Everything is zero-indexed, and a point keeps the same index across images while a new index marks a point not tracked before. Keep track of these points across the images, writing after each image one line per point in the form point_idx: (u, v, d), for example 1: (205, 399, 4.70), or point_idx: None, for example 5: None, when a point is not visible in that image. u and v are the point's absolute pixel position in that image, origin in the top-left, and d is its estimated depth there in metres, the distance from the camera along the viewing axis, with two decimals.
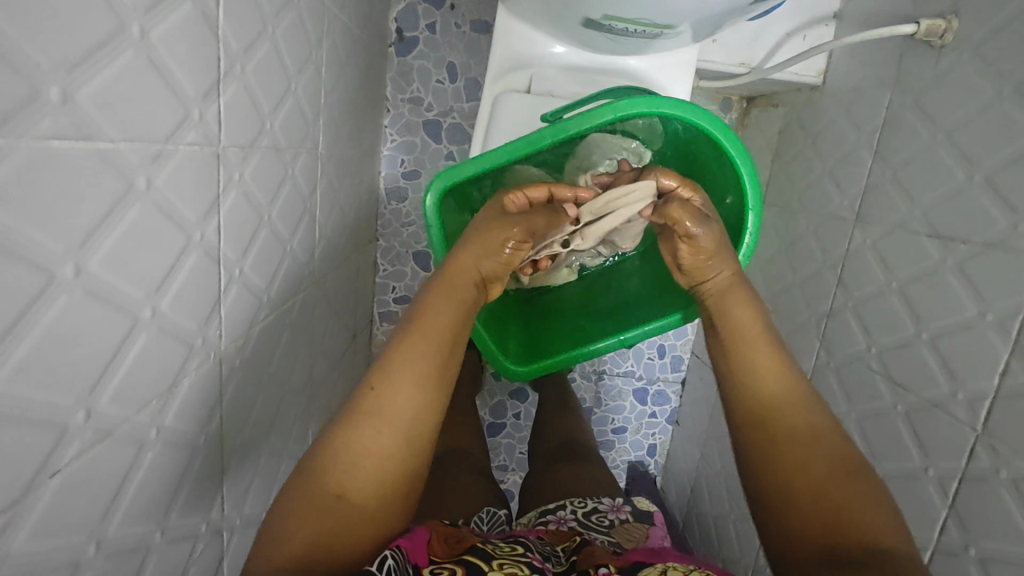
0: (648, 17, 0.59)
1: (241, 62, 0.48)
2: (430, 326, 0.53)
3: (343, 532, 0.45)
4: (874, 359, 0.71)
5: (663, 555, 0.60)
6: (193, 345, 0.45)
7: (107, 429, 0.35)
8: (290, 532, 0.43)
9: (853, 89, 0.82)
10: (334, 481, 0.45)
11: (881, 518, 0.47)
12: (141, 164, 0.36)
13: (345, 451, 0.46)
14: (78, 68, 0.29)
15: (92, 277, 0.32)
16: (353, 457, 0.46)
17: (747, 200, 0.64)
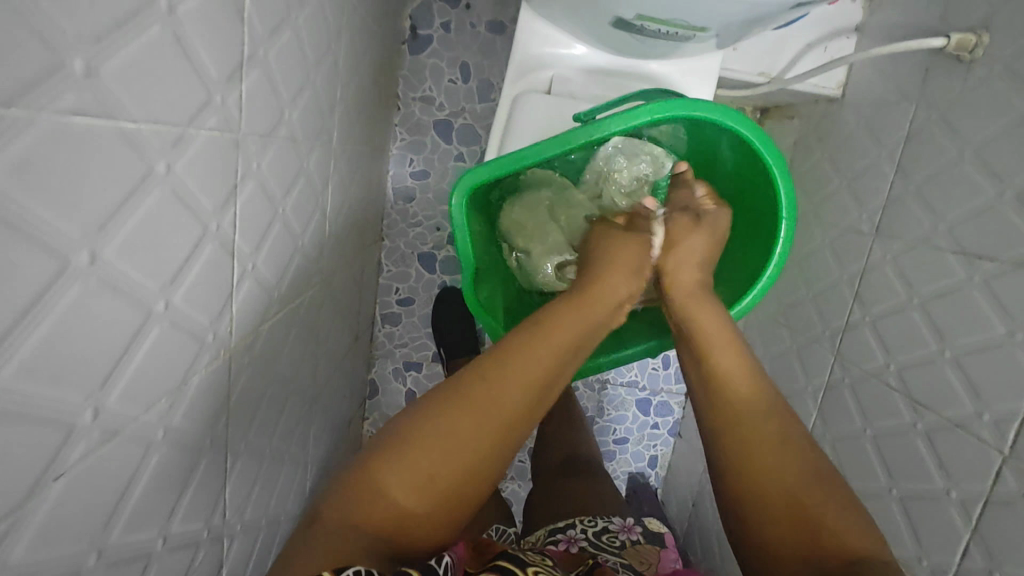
0: (681, 18, 0.57)
1: (264, 48, 0.46)
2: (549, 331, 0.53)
3: (417, 521, 0.45)
4: (893, 376, 0.70)
5: None
6: (204, 341, 0.43)
7: (113, 429, 0.33)
8: (358, 515, 0.44)
9: (874, 102, 0.81)
10: (389, 498, 0.45)
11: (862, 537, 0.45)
12: (161, 148, 0.34)
13: (416, 440, 0.46)
14: (103, 41, 0.27)
15: (106, 265, 0.30)
16: (438, 450, 0.46)
17: (780, 209, 0.62)
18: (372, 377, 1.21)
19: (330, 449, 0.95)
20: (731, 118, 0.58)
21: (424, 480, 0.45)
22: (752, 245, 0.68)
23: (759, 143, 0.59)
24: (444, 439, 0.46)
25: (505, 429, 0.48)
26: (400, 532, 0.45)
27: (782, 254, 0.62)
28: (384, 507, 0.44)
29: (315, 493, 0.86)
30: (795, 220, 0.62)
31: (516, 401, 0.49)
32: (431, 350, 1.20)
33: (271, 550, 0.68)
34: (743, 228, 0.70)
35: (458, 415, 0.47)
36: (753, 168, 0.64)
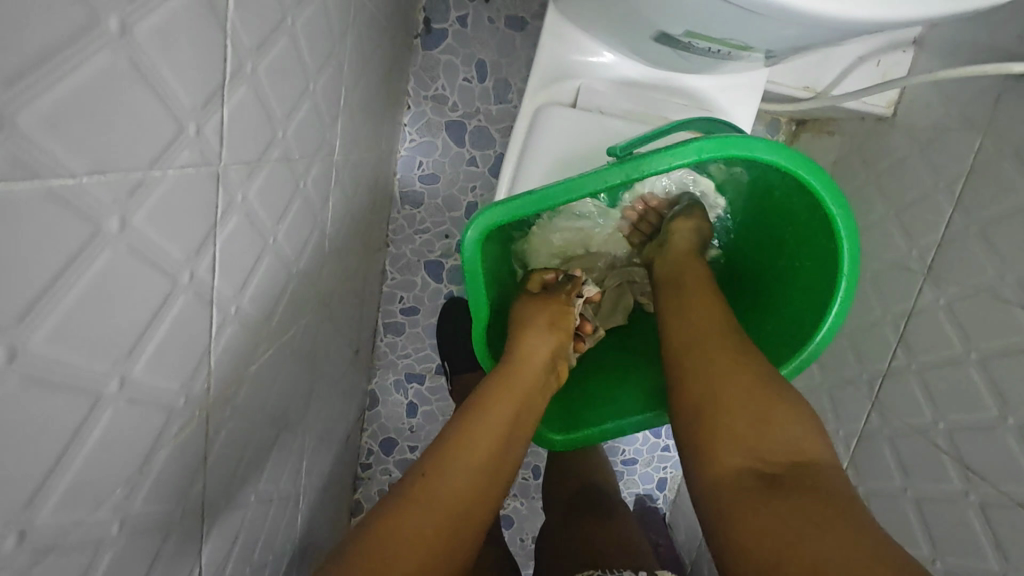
0: (736, 37, 0.50)
1: (253, 62, 0.39)
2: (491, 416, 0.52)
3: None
4: (942, 436, 0.64)
5: None
6: (174, 408, 0.37)
7: (49, 543, 0.27)
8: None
9: (933, 126, 0.74)
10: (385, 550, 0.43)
11: (804, 435, 0.47)
12: (114, 201, 0.27)
13: (406, 521, 0.44)
14: (21, 81, 0.21)
15: (34, 359, 0.24)
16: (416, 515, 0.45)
17: (843, 265, 0.56)
18: (372, 388, 1.15)
19: (325, 470, 0.90)
20: (794, 163, 0.51)
21: (390, 564, 0.42)
22: (807, 296, 0.62)
23: (827, 194, 0.52)
24: (428, 517, 0.45)
25: (460, 515, 0.46)
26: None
27: (841, 316, 0.57)
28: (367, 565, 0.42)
29: (306, 521, 0.81)
30: (857, 279, 0.55)
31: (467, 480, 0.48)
32: (434, 362, 1.15)
33: None
34: (791, 274, 0.64)
35: (434, 492, 0.46)
36: (813, 212, 0.57)
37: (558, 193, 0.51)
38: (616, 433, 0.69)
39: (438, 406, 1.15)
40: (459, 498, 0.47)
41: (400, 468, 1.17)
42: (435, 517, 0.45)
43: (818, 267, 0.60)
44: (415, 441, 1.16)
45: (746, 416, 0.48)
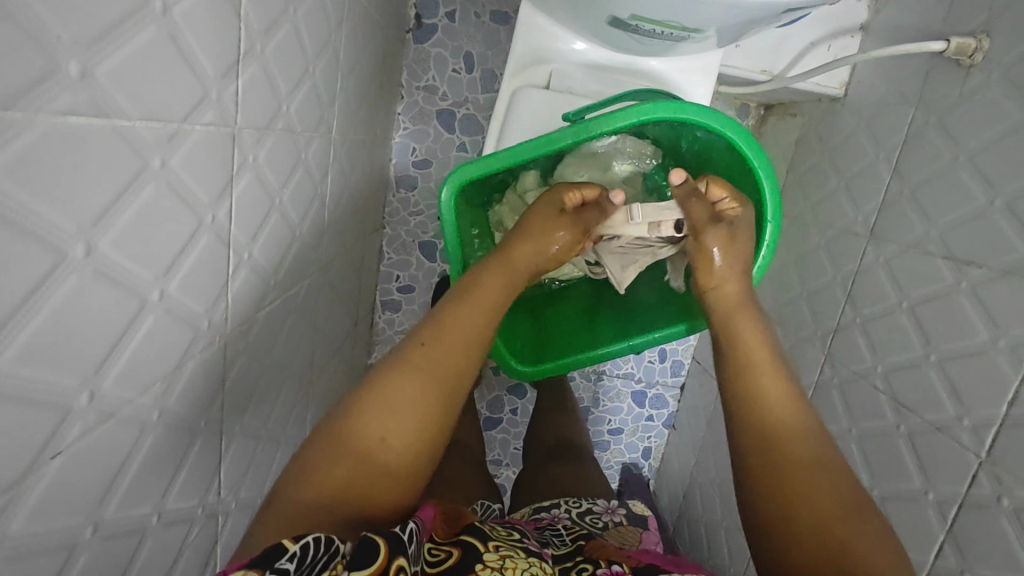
0: (675, 19, 0.58)
1: (261, 43, 0.47)
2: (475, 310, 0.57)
3: (368, 485, 0.46)
4: (880, 378, 0.71)
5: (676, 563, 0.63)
6: (199, 328, 0.44)
7: (110, 410, 0.35)
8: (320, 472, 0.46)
9: (875, 103, 0.81)
10: (361, 447, 0.47)
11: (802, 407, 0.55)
12: (157, 144, 0.35)
13: (376, 404, 0.48)
14: (99, 43, 0.28)
15: (102, 257, 0.32)
16: (389, 414, 0.48)
17: (766, 211, 0.62)
18: (371, 362, 1.23)
19: None
20: (720, 122, 0.59)
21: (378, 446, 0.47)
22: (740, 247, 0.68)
23: (747, 148, 0.60)
24: (413, 393, 0.49)
25: (450, 392, 0.51)
26: (368, 490, 0.46)
27: (765, 258, 0.63)
28: (343, 468, 0.46)
29: None
30: (780, 225, 0.62)
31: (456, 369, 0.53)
32: None
33: None
34: None
35: (427, 369, 0.51)
36: (743, 173, 0.65)
37: (520, 150, 0.59)
38: (577, 367, 0.77)
39: None
40: (448, 377, 0.52)
41: None
42: (427, 392, 0.50)
43: (749, 218, 0.67)
44: None
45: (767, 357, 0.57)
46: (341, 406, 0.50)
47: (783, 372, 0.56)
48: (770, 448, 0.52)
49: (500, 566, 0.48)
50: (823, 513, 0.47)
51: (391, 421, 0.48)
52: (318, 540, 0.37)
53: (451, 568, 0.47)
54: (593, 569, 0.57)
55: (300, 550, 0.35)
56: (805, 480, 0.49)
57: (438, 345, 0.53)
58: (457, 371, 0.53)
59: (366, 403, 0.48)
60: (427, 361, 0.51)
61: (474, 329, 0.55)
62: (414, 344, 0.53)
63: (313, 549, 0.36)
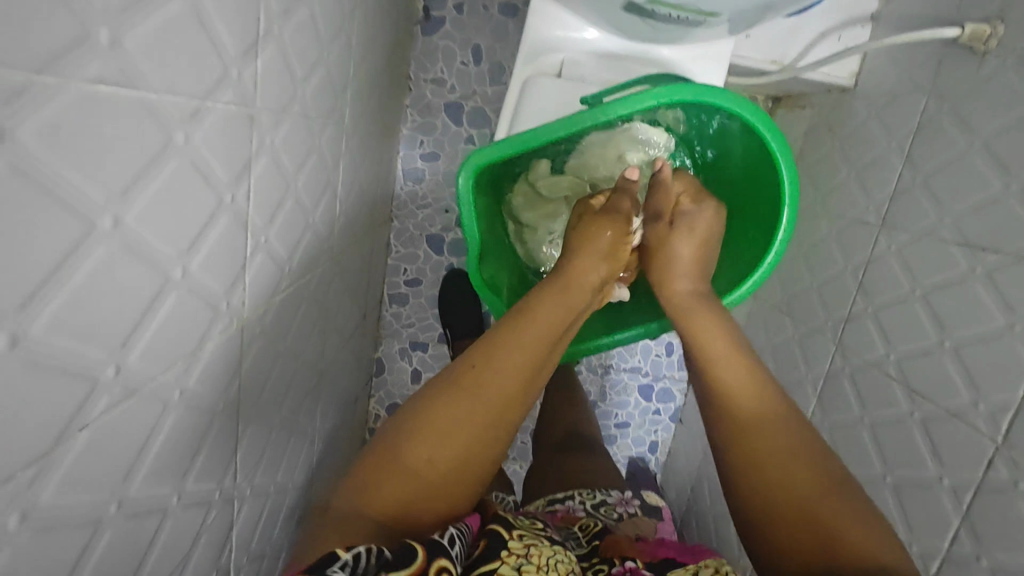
0: (691, 3, 0.58)
1: (279, 25, 0.47)
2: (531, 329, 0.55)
3: (413, 495, 0.47)
4: (893, 366, 0.70)
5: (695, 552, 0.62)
6: (218, 310, 0.44)
7: (134, 386, 0.35)
8: (369, 480, 0.47)
9: (887, 92, 0.81)
10: (410, 457, 0.47)
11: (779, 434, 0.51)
12: (181, 119, 0.35)
13: (427, 427, 0.48)
14: (128, 12, 0.28)
15: (128, 230, 0.32)
16: (437, 432, 0.48)
17: (782, 193, 0.62)
18: (379, 355, 1.22)
19: (335, 424, 0.97)
20: (737, 104, 0.59)
21: (428, 461, 0.47)
22: (755, 230, 0.68)
23: (763, 129, 0.60)
24: (464, 412, 0.49)
25: (498, 415, 0.50)
26: (407, 508, 0.46)
27: (782, 241, 0.63)
28: (391, 481, 0.47)
29: (319, 464, 0.88)
30: (797, 206, 0.62)
31: (509, 390, 0.51)
32: (437, 331, 1.22)
33: (278, 518, 0.70)
34: (742, 211, 0.71)
35: (475, 391, 0.50)
36: (759, 156, 0.65)
37: (539, 133, 0.59)
38: (590, 353, 0.77)
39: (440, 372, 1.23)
40: (500, 400, 0.50)
41: None
42: (481, 414, 0.49)
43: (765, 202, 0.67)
44: None
45: (733, 351, 0.57)
46: (392, 414, 0.50)
47: (742, 362, 0.56)
48: (735, 431, 0.52)
49: (526, 552, 0.48)
50: (799, 506, 0.47)
51: (433, 441, 0.48)
52: (368, 550, 0.38)
53: (482, 554, 0.46)
54: (607, 569, 0.56)
55: (351, 558, 0.37)
56: (774, 459, 0.49)
57: (493, 361, 0.52)
58: (513, 393, 0.52)
59: (421, 418, 0.49)
60: (475, 384, 0.50)
61: (527, 348, 0.53)
62: (465, 365, 0.52)
63: (363, 558, 0.38)
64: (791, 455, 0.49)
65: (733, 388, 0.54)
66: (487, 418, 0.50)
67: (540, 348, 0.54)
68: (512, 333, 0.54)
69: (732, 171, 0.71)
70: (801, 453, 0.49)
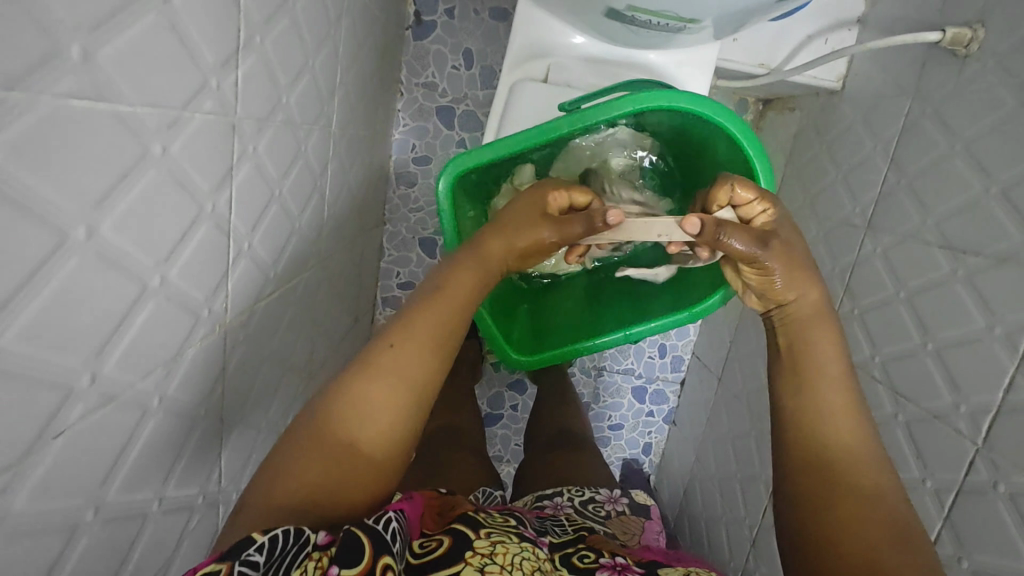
0: (670, 9, 0.58)
1: (261, 35, 0.47)
2: (443, 301, 0.53)
3: (335, 482, 0.44)
4: (878, 368, 0.71)
5: (682, 555, 0.63)
6: (199, 316, 0.45)
7: (110, 393, 0.35)
8: (299, 469, 0.44)
9: (873, 95, 0.81)
10: (341, 436, 0.45)
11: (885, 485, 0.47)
12: (158, 130, 0.35)
13: (342, 403, 0.46)
14: (100, 27, 0.29)
15: (103, 240, 0.32)
16: (353, 416, 0.46)
17: None
18: None
19: None
20: (714, 111, 0.60)
21: (349, 441, 0.45)
22: None
23: (742, 136, 0.60)
24: (379, 389, 0.47)
25: (420, 395, 0.48)
26: (320, 493, 0.43)
27: None
28: (310, 465, 0.44)
29: None
30: None
31: (417, 366, 0.49)
32: None
33: None
34: None
35: (390, 373, 0.48)
36: (737, 160, 0.65)
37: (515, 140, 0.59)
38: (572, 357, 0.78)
39: None
40: (410, 379, 0.48)
41: None
42: (388, 395, 0.47)
43: None
44: None
45: (843, 369, 0.52)
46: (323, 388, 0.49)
47: (852, 404, 0.51)
48: (823, 465, 0.48)
49: (491, 552, 0.48)
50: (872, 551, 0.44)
51: (358, 425, 0.46)
52: (286, 532, 0.39)
53: (445, 554, 0.47)
54: (596, 556, 0.57)
55: (267, 541, 0.37)
56: (867, 512, 0.45)
57: (399, 340, 0.49)
58: (427, 368, 0.49)
59: (341, 391, 0.47)
60: (380, 362, 0.48)
61: (432, 332, 0.51)
62: (380, 346, 0.49)
63: (280, 539, 0.38)
64: (866, 497, 0.46)
65: (840, 425, 0.50)
66: (402, 403, 0.47)
67: (442, 333, 0.51)
68: (417, 313, 0.51)
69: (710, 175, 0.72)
70: (869, 498, 0.46)
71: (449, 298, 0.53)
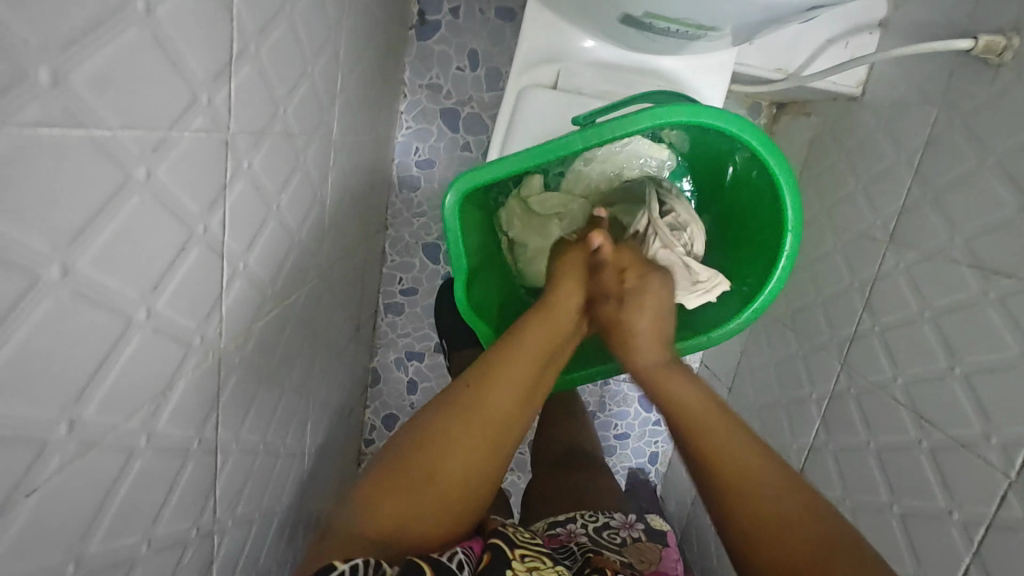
0: (691, 17, 0.55)
1: (256, 43, 0.44)
2: (528, 348, 0.54)
3: (438, 509, 0.46)
4: (900, 390, 0.68)
5: None
6: (190, 345, 0.42)
7: (91, 440, 0.32)
8: (395, 506, 0.45)
9: (896, 102, 0.78)
10: (430, 465, 0.47)
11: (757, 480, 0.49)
12: (142, 153, 0.33)
13: (436, 438, 0.48)
14: (73, 47, 0.26)
15: (81, 277, 0.29)
16: (449, 450, 0.48)
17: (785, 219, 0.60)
18: (374, 365, 1.21)
19: (328, 438, 0.95)
20: (737, 126, 0.56)
21: (438, 468, 0.47)
22: (757, 253, 0.66)
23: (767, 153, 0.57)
24: (471, 423, 0.49)
25: (500, 436, 0.50)
26: (411, 521, 0.45)
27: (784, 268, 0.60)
28: (399, 502, 0.45)
29: (309, 483, 0.86)
30: (800, 232, 0.60)
31: (506, 405, 0.51)
32: (433, 341, 1.20)
33: (265, 542, 0.69)
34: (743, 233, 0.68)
35: (480, 411, 0.50)
36: (761, 177, 0.62)
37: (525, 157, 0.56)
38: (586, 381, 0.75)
39: (437, 382, 1.21)
40: (500, 417, 0.50)
41: None
42: (484, 432, 0.49)
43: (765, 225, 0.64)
44: None
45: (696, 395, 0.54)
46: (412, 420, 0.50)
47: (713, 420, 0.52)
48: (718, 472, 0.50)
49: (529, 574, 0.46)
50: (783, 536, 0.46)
51: (453, 459, 0.47)
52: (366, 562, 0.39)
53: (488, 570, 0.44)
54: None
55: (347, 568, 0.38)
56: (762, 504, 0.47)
57: (493, 381, 0.51)
58: (515, 410, 0.51)
59: (435, 424, 0.49)
60: (474, 400, 0.50)
61: (517, 377, 0.52)
62: (460, 385, 0.51)
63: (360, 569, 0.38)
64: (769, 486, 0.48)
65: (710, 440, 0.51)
66: (493, 441, 0.49)
67: (527, 381, 0.53)
68: (505, 356, 0.53)
69: (734, 192, 0.69)
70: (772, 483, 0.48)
71: (532, 340, 0.55)
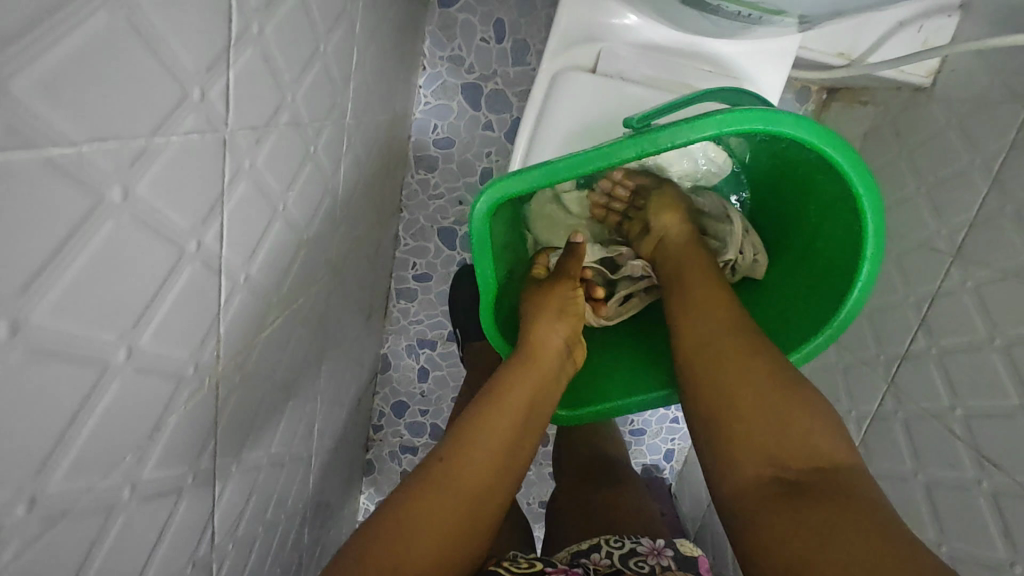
0: (768, 2, 0.47)
1: (260, 23, 0.37)
2: (506, 402, 0.53)
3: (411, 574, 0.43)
4: (959, 423, 0.62)
5: None
6: (183, 376, 0.37)
7: (58, 511, 0.28)
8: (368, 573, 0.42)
9: (975, 98, 0.70)
10: (401, 535, 0.44)
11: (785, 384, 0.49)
12: (117, 170, 0.27)
13: (413, 512, 0.45)
14: (12, 45, 0.20)
15: (37, 331, 0.24)
16: (422, 524, 0.45)
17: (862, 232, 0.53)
18: (384, 352, 1.16)
19: (336, 432, 0.92)
20: (816, 135, 0.49)
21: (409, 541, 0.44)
22: (829, 261, 0.59)
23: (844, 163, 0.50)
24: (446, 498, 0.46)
25: (476, 502, 0.48)
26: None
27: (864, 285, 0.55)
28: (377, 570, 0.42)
29: (314, 481, 0.83)
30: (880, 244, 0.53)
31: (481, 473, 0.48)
32: (446, 329, 1.15)
33: (268, 552, 0.65)
34: (812, 240, 0.62)
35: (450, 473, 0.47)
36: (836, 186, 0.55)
37: (561, 168, 0.50)
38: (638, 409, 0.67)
39: (449, 371, 1.17)
40: (473, 491, 0.48)
41: (410, 431, 1.20)
42: (454, 501, 0.46)
43: (837, 233, 0.58)
44: (425, 405, 1.19)
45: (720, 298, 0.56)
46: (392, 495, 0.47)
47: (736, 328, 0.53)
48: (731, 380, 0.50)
49: None
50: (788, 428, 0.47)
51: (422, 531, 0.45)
52: None
53: None
54: None
55: None
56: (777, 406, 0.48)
57: (465, 446, 0.49)
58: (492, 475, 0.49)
59: (415, 499, 0.46)
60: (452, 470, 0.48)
61: (496, 444, 0.50)
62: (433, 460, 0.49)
63: None
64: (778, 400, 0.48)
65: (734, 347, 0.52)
66: (465, 512, 0.47)
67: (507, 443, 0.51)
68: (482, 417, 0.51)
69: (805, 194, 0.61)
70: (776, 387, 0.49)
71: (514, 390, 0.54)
